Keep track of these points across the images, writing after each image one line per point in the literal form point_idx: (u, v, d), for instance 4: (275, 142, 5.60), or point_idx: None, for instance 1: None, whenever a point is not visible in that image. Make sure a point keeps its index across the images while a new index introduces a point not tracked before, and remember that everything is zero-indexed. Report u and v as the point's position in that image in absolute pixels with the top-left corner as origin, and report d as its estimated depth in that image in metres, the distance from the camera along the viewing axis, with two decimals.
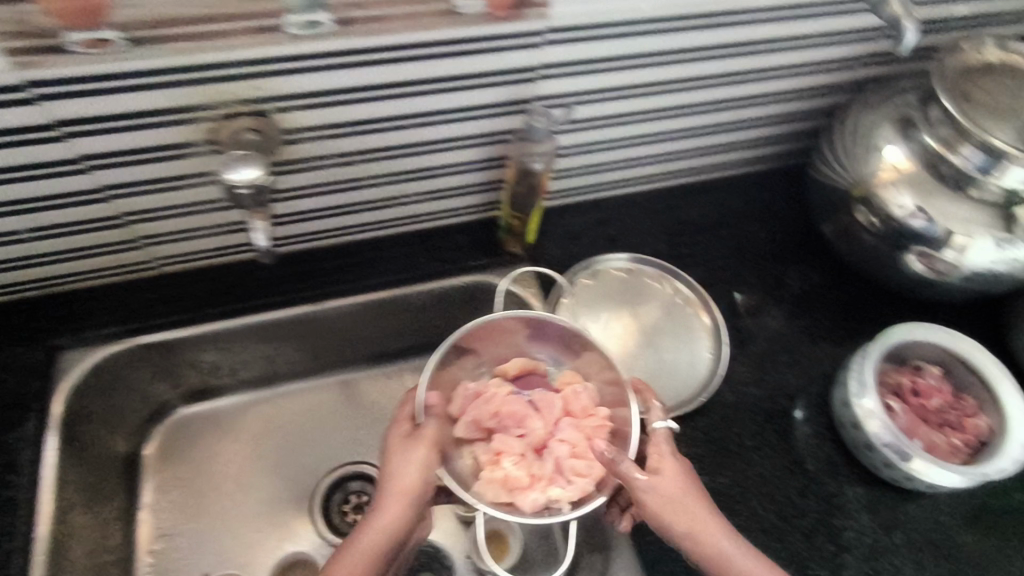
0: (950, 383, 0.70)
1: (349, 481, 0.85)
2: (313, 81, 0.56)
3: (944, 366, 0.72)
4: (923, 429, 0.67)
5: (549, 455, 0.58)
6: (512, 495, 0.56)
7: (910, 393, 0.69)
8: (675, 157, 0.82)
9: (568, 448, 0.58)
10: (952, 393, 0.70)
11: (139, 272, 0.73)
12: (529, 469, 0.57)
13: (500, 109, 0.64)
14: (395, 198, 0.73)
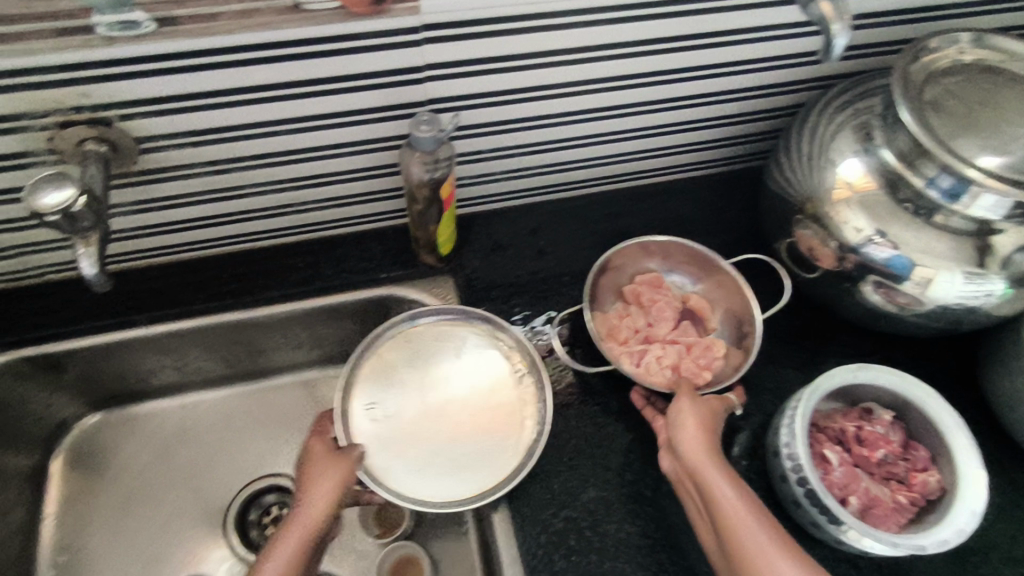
0: (898, 432, 0.62)
1: (262, 496, 0.81)
2: (152, 86, 0.50)
3: (894, 411, 0.63)
4: (861, 487, 0.58)
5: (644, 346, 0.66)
6: (606, 337, 0.66)
7: (851, 442, 0.61)
8: (613, 160, 0.73)
9: (660, 357, 0.65)
10: (899, 444, 0.61)
11: (25, 280, 0.71)
12: (626, 339, 0.66)
13: (387, 113, 0.57)
14: (293, 204, 0.67)
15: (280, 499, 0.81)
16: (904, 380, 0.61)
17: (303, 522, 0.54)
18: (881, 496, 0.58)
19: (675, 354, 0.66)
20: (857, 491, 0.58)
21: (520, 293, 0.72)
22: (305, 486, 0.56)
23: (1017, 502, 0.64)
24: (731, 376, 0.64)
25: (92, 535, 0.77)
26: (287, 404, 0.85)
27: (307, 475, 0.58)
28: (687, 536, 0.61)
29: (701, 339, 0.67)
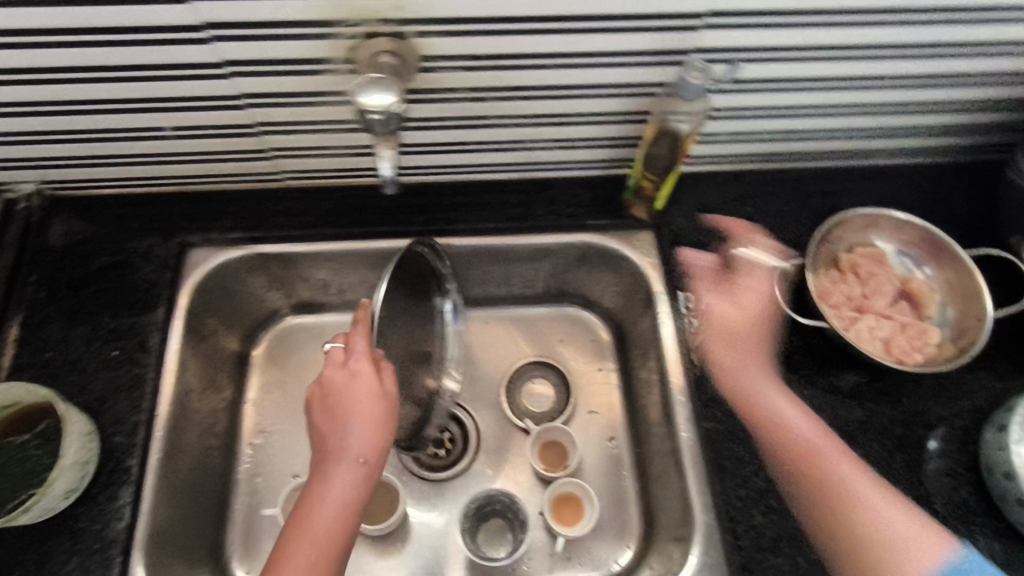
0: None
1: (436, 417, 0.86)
2: (457, 7, 0.52)
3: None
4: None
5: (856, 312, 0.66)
6: (820, 291, 0.67)
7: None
8: (840, 135, 0.71)
9: (871, 325, 0.65)
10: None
11: (269, 182, 0.75)
12: (840, 300, 0.67)
13: (654, 58, 0.58)
14: (521, 141, 0.69)
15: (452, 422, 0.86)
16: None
17: (351, 441, 0.59)
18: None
19: (886, 328, 0.66)
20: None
21: (726, 257, 0.72)
22: (350, 403, 0.60)
23: None
24: (942, 363, 0.63)
25: (285, 425, 0.83)
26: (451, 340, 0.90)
27: (331, 392, 0.61)
28: None
29: (916, 322, 0.66)
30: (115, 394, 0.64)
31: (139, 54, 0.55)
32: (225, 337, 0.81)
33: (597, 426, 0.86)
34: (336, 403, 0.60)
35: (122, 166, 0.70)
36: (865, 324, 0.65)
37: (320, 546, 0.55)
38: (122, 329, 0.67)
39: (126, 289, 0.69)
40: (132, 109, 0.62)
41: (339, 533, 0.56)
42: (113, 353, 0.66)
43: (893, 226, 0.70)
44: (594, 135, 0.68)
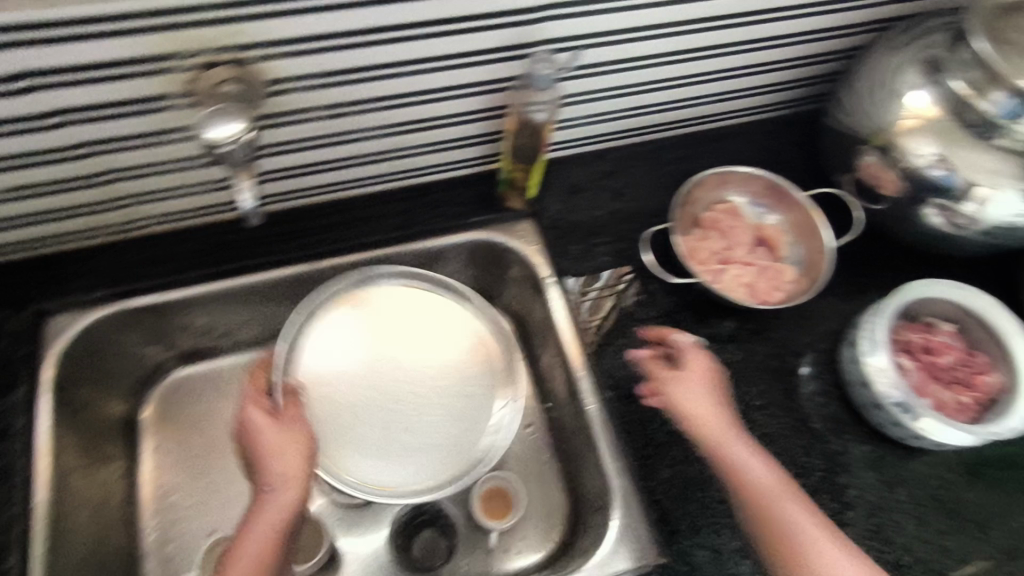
0: (960, 336, 0.69)
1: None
2: (293, 26, 0.51)
3: (955, 319, 0.70)
4: (932, 388, 0.66)
5: (720, 266, 0.72)
6: (687, 252, 0.73)
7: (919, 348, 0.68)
8: (688, 104, 0.77)
9: (733, 275, 0.72)
10: (963, 345, 0.69)
11: (128, 233, 0.71)
12: (705, 257, 0.73)
13: (500, 53, 0.59)
14: (389, 150, 0.68)
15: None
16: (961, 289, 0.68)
17: (271, 481, 0.55)
18: (950, 394, 0.66)
19: (750, 276, 0.72)
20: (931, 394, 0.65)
21: (602, 232, 0.76)
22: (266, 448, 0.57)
23: None
24: (798, 296, 0.70)
25: (187, 487, 0.77)
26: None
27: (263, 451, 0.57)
28: (778, 442, 0.68)
29: (772, 263, 0.73)
30: None
31: None
32: (110, 404, 0.75)
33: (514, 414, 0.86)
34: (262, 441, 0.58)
35: None
36: (732, 273, 0.72)
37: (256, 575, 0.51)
38: None
39: None
40: None
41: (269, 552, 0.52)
42: None
43: (747, 183, 0.77)
44: (460, 135, 0.69)
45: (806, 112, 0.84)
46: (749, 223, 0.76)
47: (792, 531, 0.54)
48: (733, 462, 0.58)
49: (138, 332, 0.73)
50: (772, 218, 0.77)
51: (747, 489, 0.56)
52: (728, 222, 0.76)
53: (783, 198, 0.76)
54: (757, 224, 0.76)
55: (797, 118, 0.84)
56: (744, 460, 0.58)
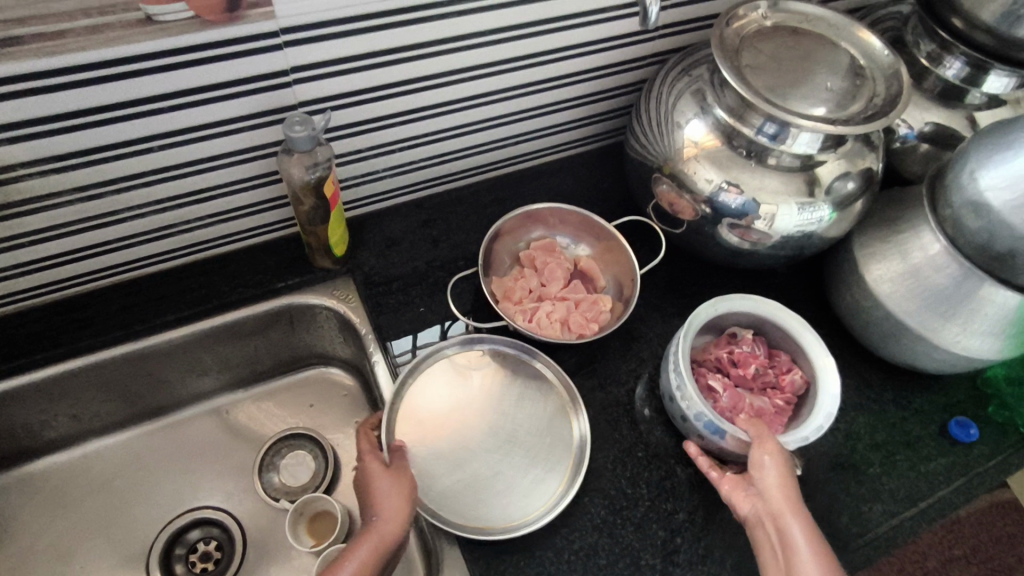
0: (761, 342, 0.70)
1: (193, 531, 0.76)
2: (3, 112, 0.49)
3: (752, 324, 0.72)
4: (744, 400, 0.66)
5: (535, 305, 0.72)
6: (501, 295, 0.72)
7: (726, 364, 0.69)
8: (493, 148, 0.77)
9: (547, 312, 0.71)
10: (765, 352, 0.70)
11: None
12: (519, 297, 0.72)
13: (257, 119, 0.58)
14: (171, 225, 0.66)
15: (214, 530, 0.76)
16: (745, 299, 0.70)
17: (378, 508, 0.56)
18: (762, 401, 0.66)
19: (565, 309, 0.72)
20: (744, 407, 0.65)
21: (420, 283, 0.75)
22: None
23: (872, 396, 0.76)
24: (612, 324, 0.71)
25: None
26: (205, 439, 0.81)
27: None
28: (609, 476, 0.66)
29: (586, 295, 0.74)
30: None
31: None
32: None
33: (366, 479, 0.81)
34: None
35: None
36: (544, 309, 0.71)
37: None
38: None
39: None
40: None
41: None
42: None
43: (558, 219, 0.78)
44: (247, 201, 0.67)
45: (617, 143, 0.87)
46: (562, 258, 0.77)
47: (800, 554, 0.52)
48: (762, 478, 0.57)
49: None
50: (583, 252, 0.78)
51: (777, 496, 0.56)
52: (542, 260, 0.76)
53: (591, 230, 0.77)
54: (569, 259, 0.77)
55: (609, 150, 0.87)
56: (767, 472, 0.57)
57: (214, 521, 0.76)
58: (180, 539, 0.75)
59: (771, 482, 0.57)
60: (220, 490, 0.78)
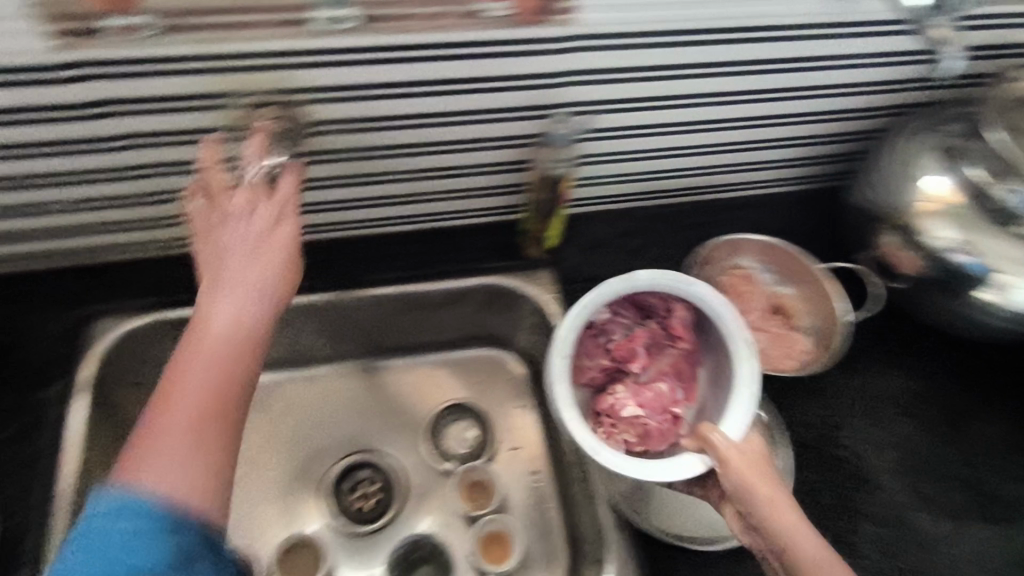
0: (623, 306, 0.70)
1: (361, 469, 0.83)
2: (337, 75, 0.56)
3: (721, 341, 0.67)
4: (660, 392, 0.69)
5: None
6: None
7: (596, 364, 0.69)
8: (711, 171, 0.80)
9: None
10: (625, 309, 0.70)
11: (172, 252, 0.73)
12: None
13: (524, 113, 0.63)
14: (417, 194, 0.73)
15: (376, 471, 0.83)
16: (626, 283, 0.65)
17: None
18: (624, 424, 0.67)
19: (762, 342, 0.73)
20: (650, 405, 0.68)
21: None
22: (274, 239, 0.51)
23: None
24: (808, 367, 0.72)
25: None
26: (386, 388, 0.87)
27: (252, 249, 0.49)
28: None
29: (781, 331, 0.74)
30: (12, 475, 0.63)
31: (20, 135, 0.56)
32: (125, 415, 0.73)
33: (518, 460, 0.85)
34: (211, 231, 0.51)
35: (16, 245, 0.68)
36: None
37: (208, 367, 0.46)
38: (17, 408, 0.65)
39: (23, 366, 0.67)
40: (20, 189, 0.61)
41: (247, 371, 0.47)
42: (9, 431, 0.65)
43: (760, 250, 0.78)
44: (485, 185, 0.73)
45: (829, 189, 0.86)
46: (761, 288, 0.77)
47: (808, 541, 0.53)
48: (752, 487, 0.57)
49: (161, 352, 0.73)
50: (783, 284, 0.78)
51: (747, 474, 0.57)
52: (741, 288, 0.76)
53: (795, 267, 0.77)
54: (767, 290, 0.77)
55: (819, 194, 0.86)
56: (768, 485, 0.57)
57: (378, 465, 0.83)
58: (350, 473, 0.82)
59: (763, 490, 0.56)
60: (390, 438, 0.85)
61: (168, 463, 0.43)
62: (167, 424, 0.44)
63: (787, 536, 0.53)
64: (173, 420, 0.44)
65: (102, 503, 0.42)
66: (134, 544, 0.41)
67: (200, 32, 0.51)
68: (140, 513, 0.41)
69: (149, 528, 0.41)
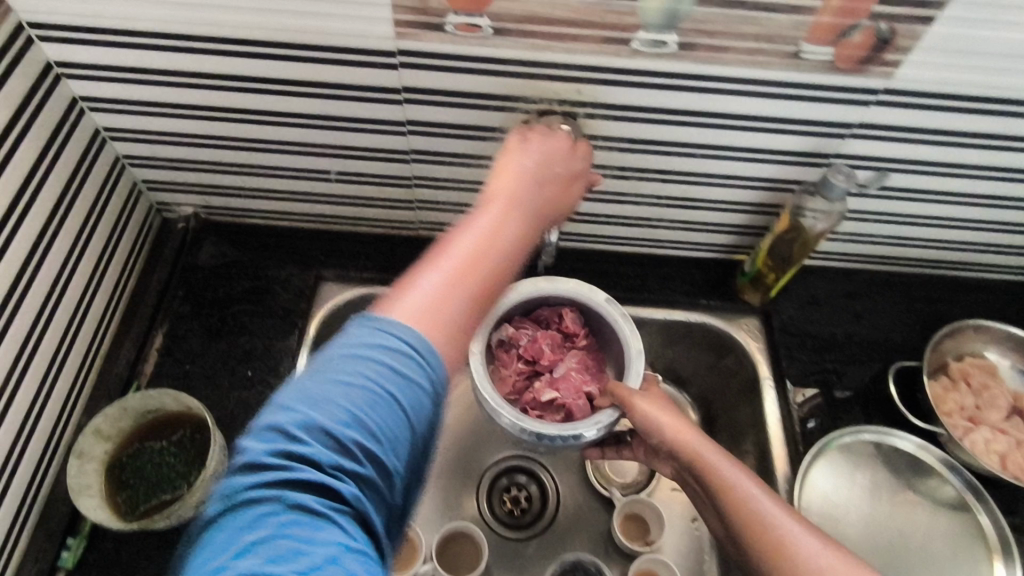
0: (567, 312, 0.68)
1: (519, 472, 0.83)
2: (629, 95, 0.57)
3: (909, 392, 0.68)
4: (574, 373, 0.65)
5: (972, 427, 0.67)
6: (937, 402, 0.68)
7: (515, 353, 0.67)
8: (956, 245, 0.74)
9: (985, 439, 0.66)
10: (561, 319, 0.68)
11: (403, 230, 0.79)
12: (954, 412, 0.68)
13: (795, 157, 0.63)
14: (649, 218, 0.73)
15: (531, 477, 0.83)
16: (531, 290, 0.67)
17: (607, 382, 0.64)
18: (551, 407, 0.64)
19: (1004, 445, 0.66)
20: (563, 385, 0.64)
21: (835, 352, 0.74)
22: (556, 188, 0.54)
23: None
24: None
25: None
26: None
27: (541, 178, 0.52)
28: None
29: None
30: (245, 413, 0.67)
31: (330, 107, 0.61)
32: None
33: (679, 503, 0.81)
34: (508, 155, 0.54)
35: (279, 201, 0.75)
36: (980, 435, 0.66)
37: (482, 243, 0.45)
38: (256, 350, 0.71)
39: (265, 312, 0.73)
40: (308, 153, 0.68)
41: (510, 262, 0.46)
42: (246, 372, 0.69)
43: (1002, 340, 0.72)
44: (719, 221, 0.72)
45: None
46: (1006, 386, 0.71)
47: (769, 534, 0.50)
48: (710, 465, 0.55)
49: None
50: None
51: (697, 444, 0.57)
52: (985, 380, 0.70)
53: None
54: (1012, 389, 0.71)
55: None
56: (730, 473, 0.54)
57: (535, 471, 0.83)
58: (509, 476, 0.83)
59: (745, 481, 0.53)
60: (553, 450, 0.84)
61: (437, 296, 0.41)
62: (436, 274, 0.42)
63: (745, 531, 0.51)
64: (442, 273, 0.42)
65: (389, 332, 0.38)
66: (415, 388, 0.38)
67: (528, 38, 0.52)
68: (427, 367, 0.39)
69: (429, 384, 0.39)
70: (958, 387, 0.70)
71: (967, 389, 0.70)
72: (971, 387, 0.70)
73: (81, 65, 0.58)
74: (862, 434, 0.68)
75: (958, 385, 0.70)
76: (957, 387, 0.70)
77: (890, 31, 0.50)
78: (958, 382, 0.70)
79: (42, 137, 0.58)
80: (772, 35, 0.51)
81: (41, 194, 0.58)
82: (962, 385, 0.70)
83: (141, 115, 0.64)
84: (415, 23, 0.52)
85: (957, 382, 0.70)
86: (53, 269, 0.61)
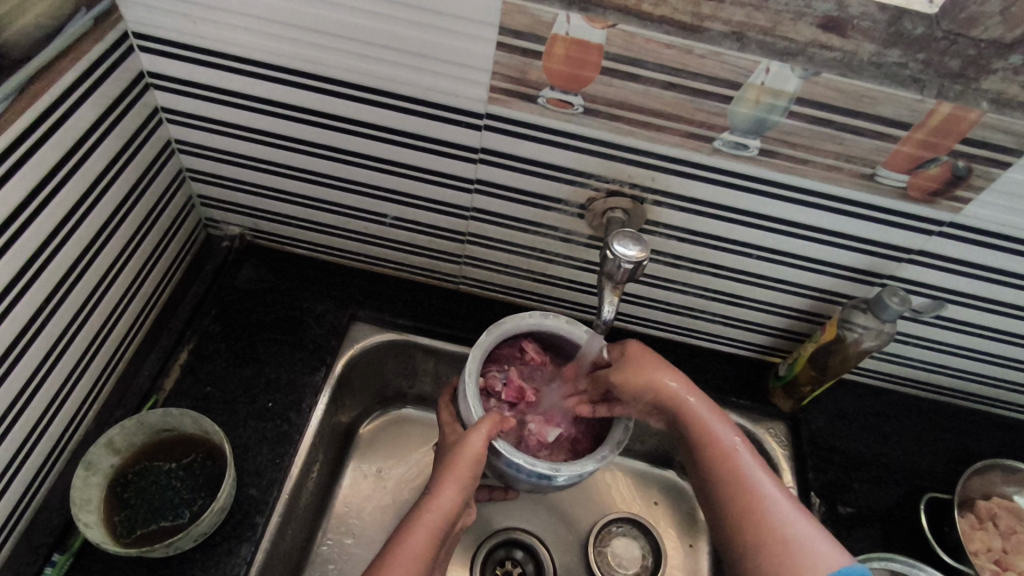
0: (530, 343, 0.64)
1: (518, 547, 0.78)
2: (700, 190, 0.58)
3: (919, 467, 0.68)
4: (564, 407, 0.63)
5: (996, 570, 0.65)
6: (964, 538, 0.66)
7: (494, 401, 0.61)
8: (987, 380, 0.75)
9: None
10: (524, 352, 0.63)
11: (442, 282, 0.79)
12: (978, 551, 0.66)
13: (848, 272, 0.63)
14: (690, 308, 0.73)
15: (529, 556, 0.78)
16: (499, 328, 0.61)
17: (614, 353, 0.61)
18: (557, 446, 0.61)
19: None
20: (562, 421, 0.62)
21: (862, 471, 0.73)
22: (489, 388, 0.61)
23: None
24: None
25: (367, 511, 0.74)
26: None
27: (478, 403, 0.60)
28: None
29: None
30: (259, 445, 0.65)
31: (404, 155, 0.62)
32: (345, 408, 0.75)
33: None
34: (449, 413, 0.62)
35: (329, 235, 0.75)
36: None
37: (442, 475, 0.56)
38: (280, 382, 0.69)
39: (295, 344, 0.71)
40: (370, 195, 0.68)
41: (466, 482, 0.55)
42: (266, 403, 0.67)
43: None
44: (760, 321, 0.72)
45: None
46: None
47: (763, 514, 0.52)
48: (714, 440, 0.56)
49: (397, 362, 0.77)
50: None
51: (703, 421, 0.57)
52: (1013, 525, 0.68)
53: None
54: None
55: None
56: (727, 449, 0.56)
57: (534, 549, 0.78)
58: (504, 549, 0.78)
59: (741, 459, 0.55)
60: (553, 526, 0.80)
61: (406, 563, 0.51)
62: (403, 537, 0.53)
63: (734, 513, 0.53)
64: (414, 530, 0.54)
65: None
66: None
67: (616, 121, 0.54)
68: None
69: None
70: (985, 527, 0.68)
71: (993, 529, 0.68)
72: (996, 529, 0.68)
73: (173, 78, 0.60)
74: (888, 558, 0.65)
75: (984, 524, 0.68)
76: (982, 525, 0.68)
77: (967, 169, 0.51)
78: (984, 520, 0.69)
79: (119, 141, 0.58)
80: (852, 155, 0.52)
81: (108, 193, 0.58)
82: (989, 525, 0.68)
83: (217, 134, 0.65)
84: (511, 92, 0.53)
85: (983, 521, 0.69)
86: (101, 268, 0.60)
